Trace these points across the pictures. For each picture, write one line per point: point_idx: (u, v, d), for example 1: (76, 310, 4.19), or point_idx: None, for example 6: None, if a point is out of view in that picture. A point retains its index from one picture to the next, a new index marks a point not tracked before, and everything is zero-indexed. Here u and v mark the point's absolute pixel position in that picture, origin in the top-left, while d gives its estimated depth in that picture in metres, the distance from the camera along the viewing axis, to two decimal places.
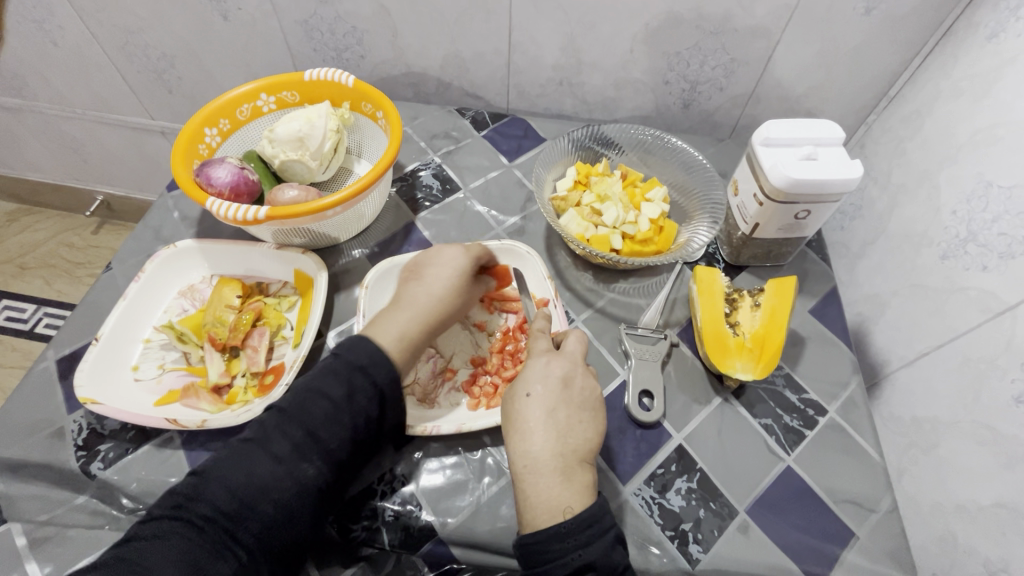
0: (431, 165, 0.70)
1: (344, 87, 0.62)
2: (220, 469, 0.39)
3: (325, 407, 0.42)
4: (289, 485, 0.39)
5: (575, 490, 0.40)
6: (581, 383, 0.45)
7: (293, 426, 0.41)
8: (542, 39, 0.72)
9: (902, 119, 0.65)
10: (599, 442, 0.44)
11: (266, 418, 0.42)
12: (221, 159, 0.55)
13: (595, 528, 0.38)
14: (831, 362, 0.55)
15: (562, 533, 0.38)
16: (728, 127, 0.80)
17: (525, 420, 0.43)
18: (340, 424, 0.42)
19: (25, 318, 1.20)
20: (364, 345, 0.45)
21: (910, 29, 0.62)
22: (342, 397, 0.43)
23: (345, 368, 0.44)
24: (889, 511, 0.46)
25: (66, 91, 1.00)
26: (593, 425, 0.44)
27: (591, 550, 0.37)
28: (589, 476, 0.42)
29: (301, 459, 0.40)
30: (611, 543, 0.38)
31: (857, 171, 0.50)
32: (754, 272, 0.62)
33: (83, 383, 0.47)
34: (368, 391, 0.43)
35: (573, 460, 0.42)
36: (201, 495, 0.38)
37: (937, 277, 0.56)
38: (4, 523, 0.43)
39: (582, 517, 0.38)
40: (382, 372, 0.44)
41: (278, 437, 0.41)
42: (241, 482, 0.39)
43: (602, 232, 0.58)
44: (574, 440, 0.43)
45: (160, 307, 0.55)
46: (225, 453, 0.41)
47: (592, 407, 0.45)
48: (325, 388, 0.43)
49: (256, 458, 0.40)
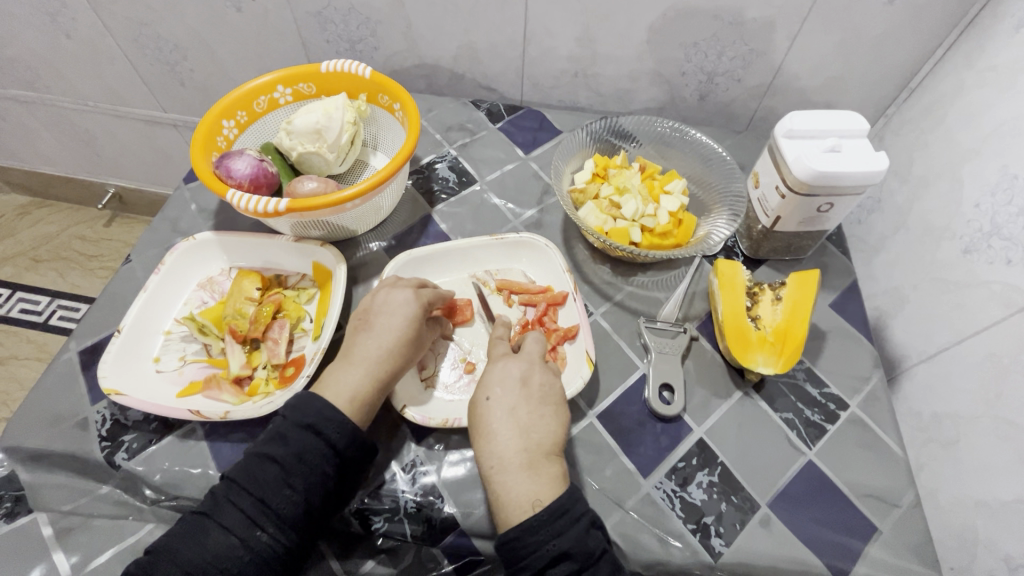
0: (447, 158, 0.70)
1: (361, 78, 0.62)
2: (171, 545, 0.39)
3: (274, 472, 0.41)
4: (242, 553, 0.38)
5: (543, 483, 0.40)
6: (539, 379, 0.45)
7: (242, 493, 0.40)
8: (557, 29, 0.71)
9: (924, 111, 0.64)
10: (563, 433, 0.44)
11: (216, 487, 0.41)
12: (240, 151, 0.56)
13: (567, 517, 0.38)
14: (852, 356, 0.54)
15: (534, 526, 0.38)
16: (745, 119, 0.79)
17: (488, 423, 0.43)
18: (288, 490, 0.40)
19: (39, 310, 1.21)
20: (310, 403, 0.43)
21: (934, 18, 0.61)
22: (289, 458, 0.41)
23: (293, 430, 0.42)
24: (911, 506, 0.46)
25: (79, 84, 1.00)
26: (555, 420, 0.44)
27: (565, 538, 0.37)
28: (557, 468, 0.42)
29: (253, 527, 0.39)
30: (585, 528, 0.38)
31: (883, 163, 0.49)
32: (773, 266, 0.62)
33: (107, 374, 0.47)
34: (319, 450, 0.42)
35: (538, 455, 0.42)
36: (153, 573, 0.37)
37: (959, 270, 0.55)
38: (31, 513, 0.44)
39: (553, 506, 0.38)
40: (332, 429, 0.42)
41: (230, 505, 0.40)
42: (191, 556, 0.38)
43: (621, 224, 0.57)
44: (536, 435, 0.43)
45: (180, 300, 0.56)
46: (177, 526, 0.40)
47: (553, 401, 0.45)
48: (270, 452, 0.41)
49: (206, 530, 0.39)
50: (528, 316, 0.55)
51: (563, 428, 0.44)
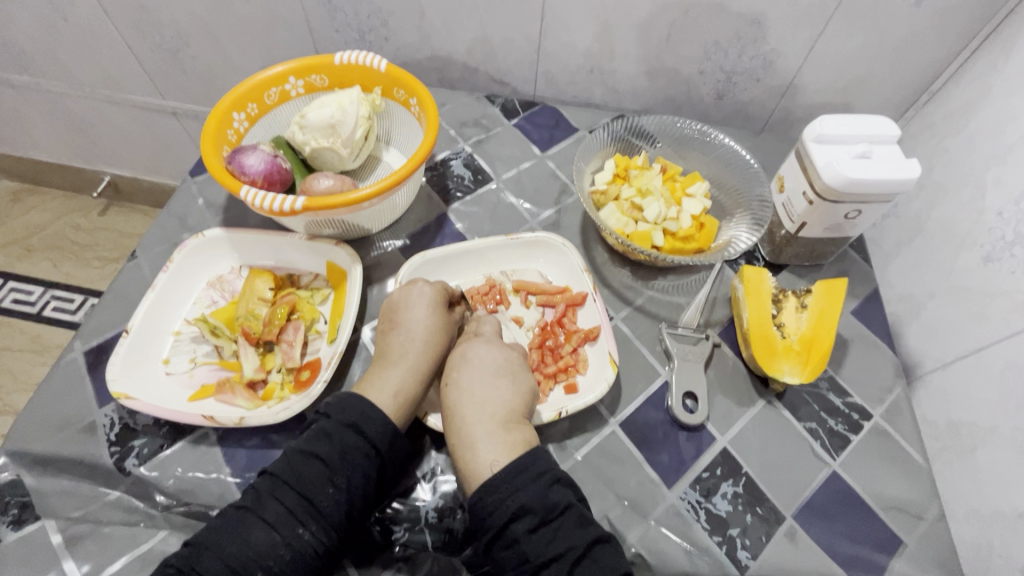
0: (462, 155, 0.68)
1: (377, 71, 0.60)
2: (214, 540, 0.38)
3: (319, 469, 0.40)
4: (284, 552, 0.37)
5: (500, 448, 0.41)
6: (495, 356, 0.46)
7: (286, 490, 0.39)
8: (575, 24, 0.69)
9: (946, 115, 0.63)
10: (524, 403, 0.45)
11: (259, 481, 0.41)
12: (253, 146, 0.54)
13: (525, 475, 0.39)
14: (874, 365, 0.54)
15: (493, 486, 0.39)
16: (762, 120, 0.78)
17: (449, 404, 0.44)
18: (332, 488, 0.40)
19: (32, 300, 1.18)
20: (352, 401, 0.43)
21: (960, 22, 0.60)
22: (335, 456, 0.41)
23: (337, 428, 0.42)
24: (936, 520, 0.45)
25: (75, 69, 0.97)
26: (512, 389, 0.45)
27: (523, 494, 0.38)
28: (516, 435, 0.42)
29: (296, 524, 0.38)
30: (546, 484, 0.39)
31: (913, 170, 0.48)
32: (794, 271, 0.61)
33: (116, 377, 0.46)
34: (362, 449, 0.41)
35: (495, 425, 0.42)
36: (194, 570, 0.36)
37: (980, 279, 0.54)
38: (38, 519, 0.42)
39: (512, 465, 0.39)
40: (375, 429, 0.42)
41: (273, 502, 0.39)
42: (234, 552, 0.37)
43: (643, 227, 0.56)
44: (493, 406, 0.43)
45: (189, 299, 0.54)
46: (217, 520, 0.39)
47: (509, 371, 0.46)
48: (315, 450, 0.41)
49: (249, 526, 0.38)
50: (546, 319, 0.54)
51: (521, 396, 0.45)
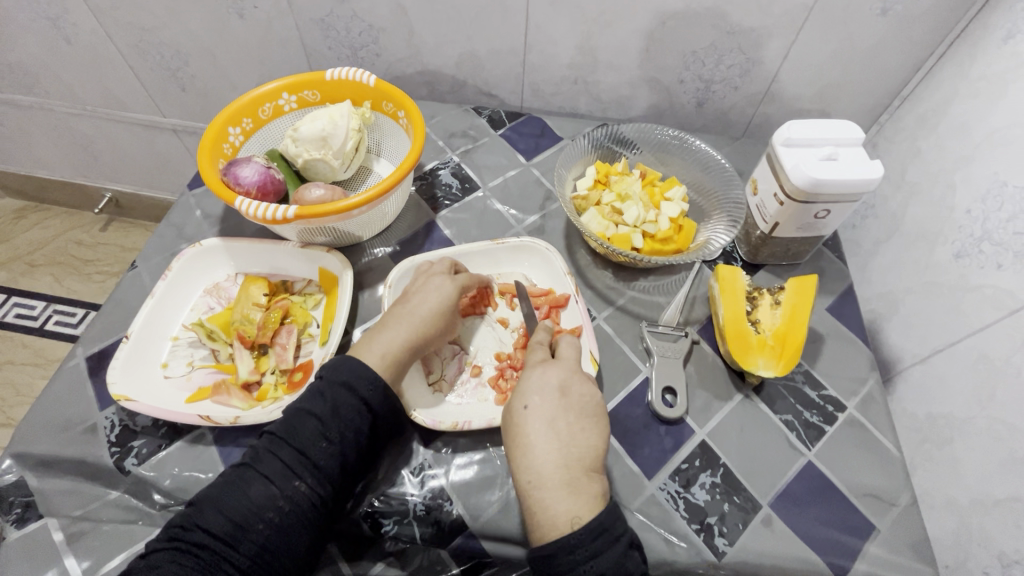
0: (450, 164, 0.71)
1: (366, 86, 0.63)
2: (215, 495, 0.39)
3: (313, 425, 0.42)
4: (282, 503, 0.39)
5: (582, 501, 0.39)
6: (578, 391, 0.45)
7: (283, 447, 0.41)
8: (558, 38, 0.72)
9: (916, 118, 0.66)
10: (604, 448, 0.44)
11: (257, 442, 0.43)
12: (247, 159, 0.56)
13: (606, 536, 0.37)
14: (849, 359, 0.56)
15: (573, 544, 0.37)
16: (742, 126, 0.80)
17: (526, 434, 0.43)
18: (326, 442, 0.42)
19: (35, 315, 1.20)
20: (345, 363, 0.45)
21: (925, 29, 0.62)
22: (328, 412, 0.43)
23: (329, 387, 0.44)
24: (908, 506, 0.47)
25: (79, 89, 1.00)
26: (596, 432, 0.44)
27: (603, 560, 0.37)
28: (598, 486, 0.41)
29: (292, 477, 0.40)
30: (624, 550, 0.38)
31: (878, 171, 0.50)
32: (771, 271, 0.64)
33: (116, 380, 0.48)
34: (353, 406, 0.43)
35: (580, 471, 0.41)
36: (196, 525, 0.38)
37: (951, 275, 0.56)
38: (41, 517, 0.44)
39: (595, 524, 0.38)
40: (365, 386, 0.44)
41: (270, 458, 0.41)
42: (234, 505, 0.39)
43: (623, 230, 0.59)
44: (578, 450, 0.42)
45: (187, 305, 0.56)
46: (219, 479, 0.41)
47: (593, 413, 0.45)
48: (311, 407, 0.43)
49: (249, 481, 0.40)
50: None
51: (600, 440, 0.44)
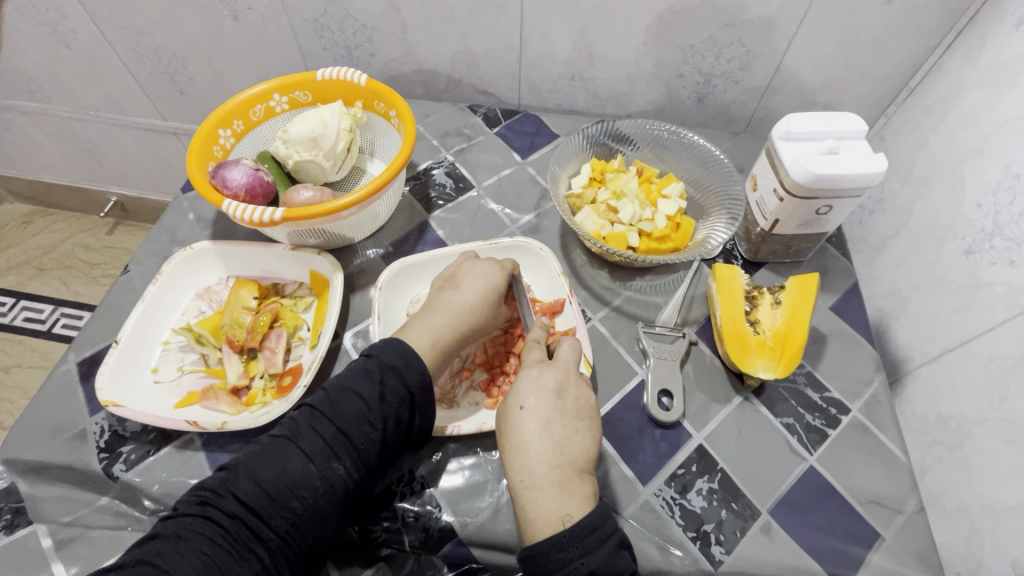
0: (444, 164, 0.70)
1: (357, 86, 0.62)
2: (252, 464, 0.40)
3: (358, 406, 0.42)
4: (319, 484, 0.39)
5: (574, 500, 0.39)
6: (575, 393, 0.44)
7: (325, 424, 0.41)
8: (554, 34, 0.71)
9: (924, 110, 0.64)
10: (595, 450, 0.43)
11: (297, 415, 0.43)
12: (236, 161, 0.56)
13: (597, 535, 0.37)
14: (853, 359, 0.54)
15: (563, 543, 0.37)
16: (744, 120, 0.78)
17: (521, 433, 0.42)
18: (368, 426, 0.42)
19: (43, 318, 1.22)
20: (395, 346, 0.45)
21: (933, 18, 0.60)
22: (374, 396, 0.42)
23: (378, 368, 0.44)
24: (914, 512, 0.45)
25: (80, 94, 1.01)
26: (589, 434, 0.43)
27: (594, 559, 0.36)
28: (588, 487, 0.40)
29: (331, 458, 0.40)
30: (614, 548, 0.37)
31: (881, 165, 0.49)
32: (773, 269, 0.62)
33: (105, 386, 0.47)
34: (398, 393, 0.43)
35: (572, 472, 0.40)
36: (230, 492, 0.38)
37: (961, 272, 0.54)
38: (29, 524, 0.44)
39: (585, 523, 0.37)
40: (412, 376, 0.44)
41: (310, 434, 0.41)
42: (271, 477, 0.39)
43: (618, 229, 0.57)
44: (572, 451, 0.41)
45: (178, 309, 0.56)
46: (254, 449, 0.41)
47: (587, 415, 0.44)
48: (357, 388, 0.43)
49: (287, 455, 0.40)
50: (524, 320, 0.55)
51: (593, 442, 0.43)
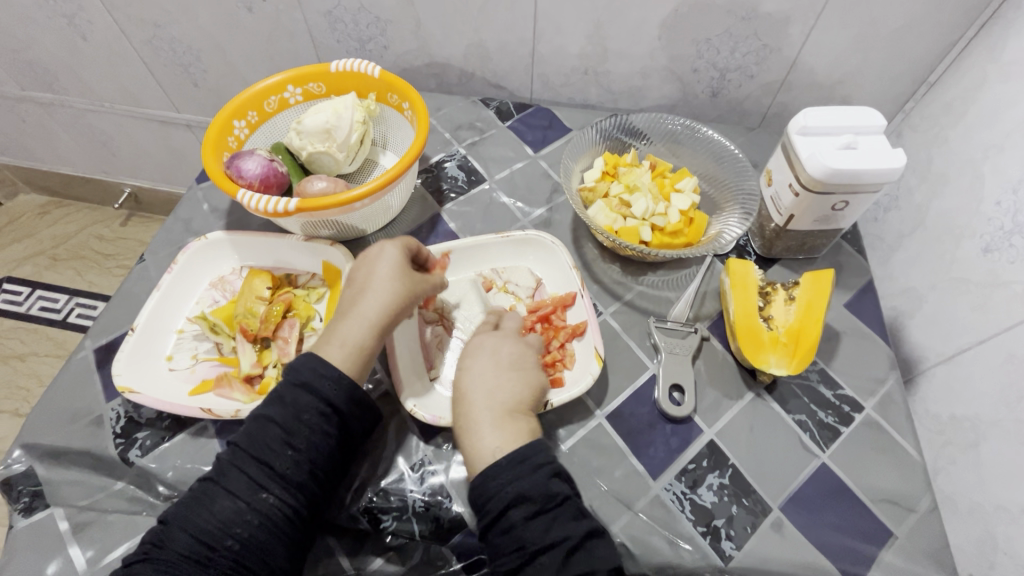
0: (456, 157, 0.70)
1: (371, 78, 0.62)
2: (185, 514, 0.39)
3: (273, 434, 0.41)
4: (251, 516, 0.39)
5: (505, 436, 0.41)
6: (509, 349, 0.46)
7: (246, 459, 0.41)
8: (567, 27, 0.70)
9: (943, 106, 0.63)
10: (534, 396, 0.44)
11: (223, 453, 0.42)
12: (251, 152, 0.56)
13: (528, 463, 0.39)
14: (867, 357, 0.53)
15: (493, 472, 0.39)
16: (758, 116, 0.78)
17: (461, 389, 0.44)
18: (290, 450, 0.41)
19: (58, 308, 1.23)
20: (305, 362, 0.44)
21: (954, 12, 0.59)
22: (288, 419, 0.42)
23: (287, 391, 0.43)
24: (928, 511, 0.45)
25: (96, 85, 1.02)
26: (522, 381, 0.44)
27: (522, 482, 0.38)
28: (523, 425, 0.42)
29: (259, 489, 0.40)
30: (547, 475, 0.39)
31: (899, 160, 0.48)
32: (787, 265, 0.61)
33: (121, 372, 0.48)
34: (315, 410, 0.42)
35: (503, 413, 0.42)
36: (169, 542, 0.38)
37: (979, 270, 0.53)
38: (47, 507, 0.44)
39: (512, 454, 0.39)
40: (327, 389, 0.43)
41: (234, 472, 0.41)
42: (202, 523, 0.39)
43: (631, 223, 0.57)
44: (501, 395, 0.43)
45: (193, 298, 0.56)
46: (186, 496, 0.41)
47: (521, 365, 0.45)
48: (270, 415, 0.42)
49: (214, 496, 0.40)
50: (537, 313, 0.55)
51: (531, 389, 0.44)
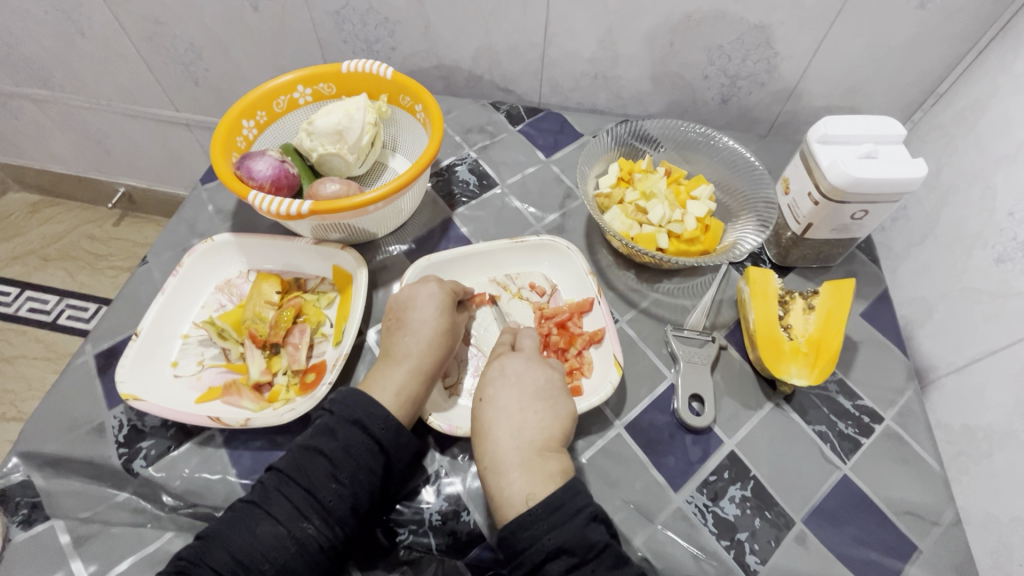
0: (467, 160, 0.69)
1: (383, 79, 0.61)
2: (223, 533, 0.39)
3: (322, 465, 0.41)
4: (289, 544, 0.38)
5: (537, 479, 0.40)
6: (532, 378, 0.45)
7: (291, 486, 0.40)
8: (579, 31, 0.70)
9: (953, 116, 0.63)
10: (563, 429, 0.43)
11: (265, 477, 0.42)
12: (262, 152, 0.55)
13: (563, 510, 0.38)
14: (885, 367, 0.53)
15: (528, 521, 0.38)
16: (767, 123, 0.77)
17: (485, 425, 0.44)
18: (336, 483, 0.41)
19: (47, 309, 1.20)
20: (355, 398, 0.44)
21: (966, 23, 0.59)
22: (338, 452, 0.41)
23: (341, 424, 0.43)
24: (951, 525, 0.44)
25: (91, 82, 0.99)
26: (549, 414, 0.44)
27: (561, 533, 0.37)
28: (553, 464, 0.41)
29: (300, 518, 0.39)
30: (585, 522, 0.38)
31: (920, 170, 0.48)
32: (801, 274, 0.61)
33: (125, 379, 0.46)
34: (366, 445, 0.42)
35: (532, 452, 0.42)
36: (203, 560, 0.37)
37: (992, 280, 0.53)
38: (47, 519, 0.42)
39: (548, 501, 0.38)
40: (378, 425, 0.43)
41: (278, 497, 0.40)
42: (241, 544, 0.38)
43: (648, 230, 0.56)
44: (529, 432, 0.42)
45: (198, 302, 0.55)
46: (226, 514, 0.40)
47: (548, 396, 0.45)
48: (320, 445, 0.42)
49: (256, 519, 0.39)
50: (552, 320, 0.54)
51: (560, 423, 0.44)
